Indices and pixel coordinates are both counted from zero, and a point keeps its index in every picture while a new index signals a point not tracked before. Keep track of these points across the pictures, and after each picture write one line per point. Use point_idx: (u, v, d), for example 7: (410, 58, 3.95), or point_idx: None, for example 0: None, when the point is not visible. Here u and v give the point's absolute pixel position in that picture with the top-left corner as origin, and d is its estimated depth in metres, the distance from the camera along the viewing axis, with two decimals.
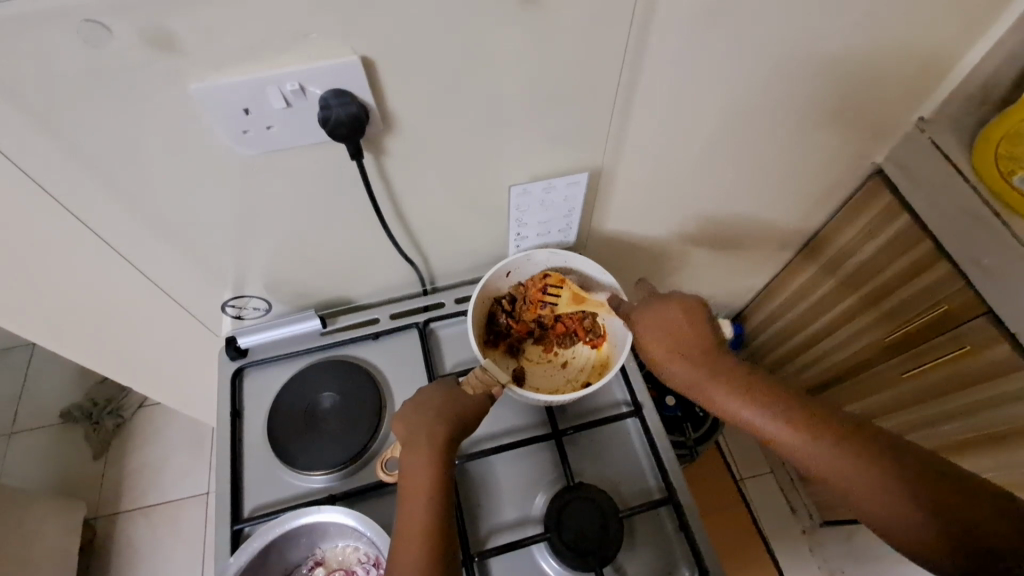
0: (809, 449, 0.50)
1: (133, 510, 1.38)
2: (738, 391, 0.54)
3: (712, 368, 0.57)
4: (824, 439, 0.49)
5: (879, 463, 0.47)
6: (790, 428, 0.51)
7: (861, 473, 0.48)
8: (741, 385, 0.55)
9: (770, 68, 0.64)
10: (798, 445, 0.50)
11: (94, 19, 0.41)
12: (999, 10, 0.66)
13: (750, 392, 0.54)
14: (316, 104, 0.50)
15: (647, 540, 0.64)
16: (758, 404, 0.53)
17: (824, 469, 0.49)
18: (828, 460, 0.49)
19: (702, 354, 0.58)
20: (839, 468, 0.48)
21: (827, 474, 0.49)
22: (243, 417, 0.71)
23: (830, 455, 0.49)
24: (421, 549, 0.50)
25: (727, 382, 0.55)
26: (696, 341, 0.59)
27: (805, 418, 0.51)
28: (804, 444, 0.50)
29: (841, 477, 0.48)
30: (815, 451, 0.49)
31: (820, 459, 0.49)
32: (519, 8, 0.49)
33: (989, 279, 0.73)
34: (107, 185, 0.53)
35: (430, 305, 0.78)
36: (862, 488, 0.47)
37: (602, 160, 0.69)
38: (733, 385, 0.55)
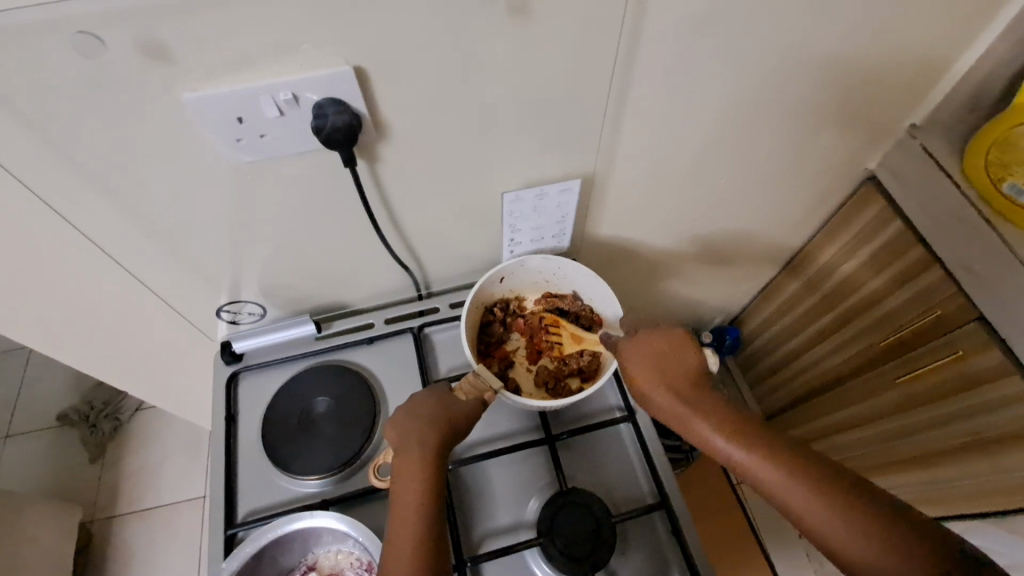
0: (792, 495, 0.47)
1: (129, 514, 1.38)
2: (723, 427, 0.52)
3: (696, 401, 0.54)
4: (807, 483, 0.47)
5: (861, 510, 0.45)
6: (772, 469, 0.48)
7: (844, 519, 0.45)
8: (725, 420, 0.52)
9: (760, 75, 0.64)
10: (781, 488, 0.48)
11: (87, 30, 0.42)
12: (988, 18, 0.67)
13: (735, 428, 0.51)
14: (309, 112, 0.51)
15: (640, 545, 0.65)
16: (742, 443, 0.50)
17: (807, 514, 0.46)
18: (811, 504, 0.46)
19: (686, 386, 0.56)
20: (822, 513, 0.45)
21: (809, 521, 0.46)
22: (237, 422, 0.71)
23: (812, 499, 0.46)
24: (411, 554, 0.50)
25: (713, 417, 0.53)
26: (681, 373, 0.57)
27: (787, 458, 0.49)
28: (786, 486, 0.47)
29: (822, 522, 0.45)
30: (797, 496, 0.47)
31: (802, 502, 0.46)
32: (509, 17, 0.49)
33: (980, 284, 0.73)
34: (101, 193, 0.54)
35: (425, 309, 0.78)
36: (842, 537, 0.44)
37: (595, 166, 0.70)
38: (717, 420, 0.52)
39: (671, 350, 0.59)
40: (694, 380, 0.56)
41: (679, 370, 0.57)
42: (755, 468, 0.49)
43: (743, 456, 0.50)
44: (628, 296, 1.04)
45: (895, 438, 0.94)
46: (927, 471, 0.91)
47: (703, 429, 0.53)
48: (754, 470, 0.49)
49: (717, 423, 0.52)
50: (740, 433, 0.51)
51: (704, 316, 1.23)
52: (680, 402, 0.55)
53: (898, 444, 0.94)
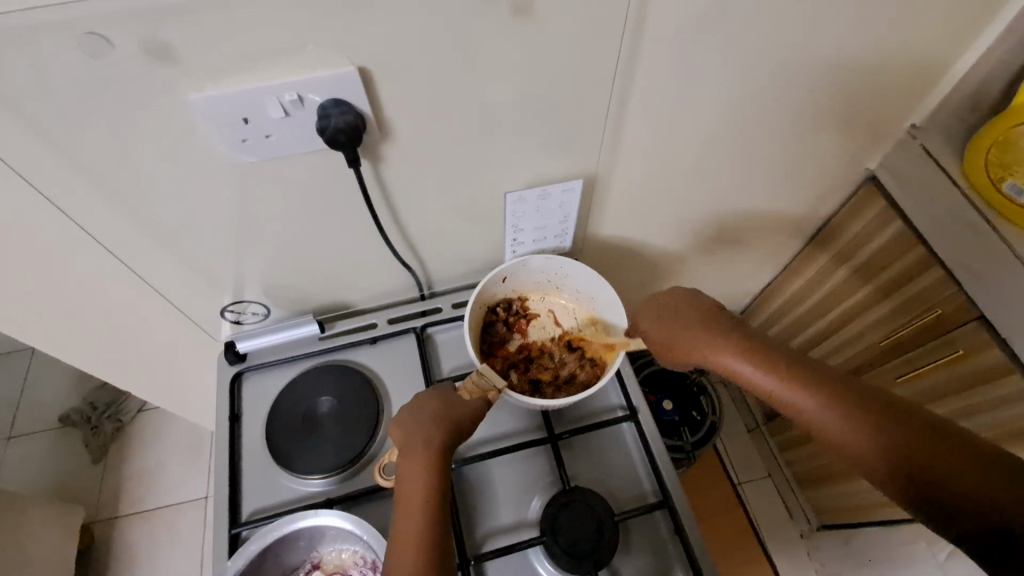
0: (796, 399, 0.51)
1: (131, 514, 1.38)
2: (733, 348, 0.56)
3: (709, 327, 0.59)
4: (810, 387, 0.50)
5: (861, 407, 0.48)
6: (776, 379, 0.52)
7: (844, 415, 0.48)
8: (735, 343, 0.56)
9: (761, 75, 0.65)
10: (786, 394, 0.52)
11: (95, 31, 0.42)
12: (988, 19, 0.67)
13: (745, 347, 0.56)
14: (314, 113, 0.51)
15: (642, 544, 0.65)
16: (751, 360, 0.55)
17: (810, 415, 0.50)
18: (814, 405, 0.50)
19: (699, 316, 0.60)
20: (827, 413, 0.49)
21: (812, 419, 0.50)
22: (241, 421, 0.71)
23: (815, 401, 0.50)
24: (415, 552, 0.50)
25: (724, 339, 0.57)
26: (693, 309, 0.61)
27: (800, 378, 0.52)
28: (790, 392, 0.51)
29: (827, 420, 0.49)
30: (802, 399, 0.50)
31: (805, 405, 0.50)
32: (512, 19, 0.50)
33: (981, 284, 0.73)
34: (108, 193, 0.54)
35: (427, 310, 0.79)
36: (842, 432, 0.48)
37: (597, 166, 0.70)
38: (728, 341, 0.57)
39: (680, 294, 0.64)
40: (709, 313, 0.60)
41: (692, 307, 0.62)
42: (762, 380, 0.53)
43: (752, 372, 0.54)
44: (630, 297, 1.04)
45: None
46: None
47: (715, 351, 0.57)
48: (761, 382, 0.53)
49: (728, 346, 0.57)
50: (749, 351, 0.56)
51: None
52: (694, 331, 0.59)
53: None
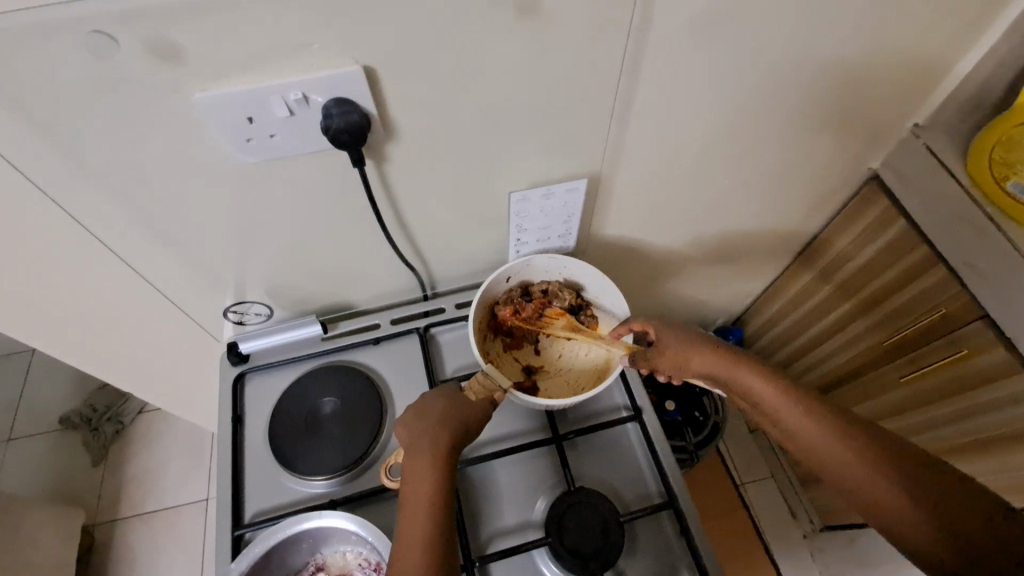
0: (824, 445, 0.52)
1: (131, 516, 1.37)
2: (761, 382, 0.57)
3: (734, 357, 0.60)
4: (837, 434, 0.52)
5: (886, 461, 0.49)
6: (804, 418, 0.53)
7: (871, 467, 0.50)
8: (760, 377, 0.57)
9: (766, 75, 0.65)
10: (812, 437, 0.52)
11: (100, 30, 0.42)
12: (992, 18, 0.67)
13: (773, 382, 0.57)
14: (319, 112, 0.51)
15: (647, 545, 0.64)
16: (779, 397, 0.55)
17: (835, 462, 0.51)
18: (841, 453, 0.51)
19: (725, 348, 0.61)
20: (855, 464, 0.50)
21: (830, 457, 0.51)
22: (244, 423, 0.71)
23: (843, 449, 0.51)
24: (421, 554, 0.50)
25: (752, 372, 0.58)
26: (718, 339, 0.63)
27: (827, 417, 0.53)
28: (820, 436, 0.52)
29: (851, 469, 0.50)
30: (830, 446, 0.51)
31: (833, 451, 0.51)
32: (518, 18, 0.49)
33: (985, 283, 0.73)
34: (111, 193, 0.54)
35: (430, 310, 0.78)
36: (870, 482, 0.49)
37: (601, 166, 0.70)
38: (752, 374, 0.58)
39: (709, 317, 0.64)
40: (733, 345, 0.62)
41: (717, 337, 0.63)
42: (790, 418, 0.54)
43: (779, 407, 0.55)
44: (633, 297, 1.04)
45: (901, 438, 0.94)
46: None
47: (743, 381, 0.58)
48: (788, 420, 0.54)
49: (756, 379, 0.57)
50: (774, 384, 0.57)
51: (708, 317, 1.23)
52: (722, 362, 0.60)
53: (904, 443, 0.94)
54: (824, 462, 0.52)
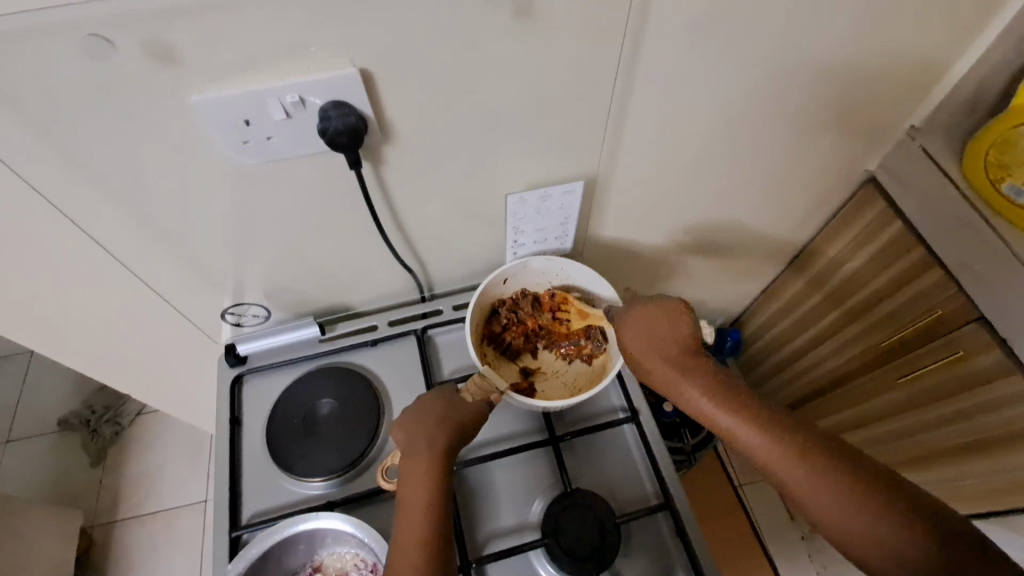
0: (787, 468, 0.48)
1: (130, 518, 1.37)
2: (717, 399, 0.53)
3: (688, 371, 0.55)
4: (797, 454, 0.48)
5: (852, 483, 0.46)
6: (764, 438, 0.49)
7: (838, 492, 0.46)
8: (716, 390, 0.53)
9: (762, 77, 0.65)
10: (772, 457, 0.49)
11: (98, 34, 0.42)
12: (987, 19, 0.68)
13: (727, 399, 0.52)
14: (316, 115, 0.51)
15: (643, 546, 0.65)
16: (737, 415, 0.51)
17: (799, 486, 0.48)
18: (806, 476, 0.47)
19: (683, 358, 0.56)
20: (820, 488, 0.47)
21: (795, 482, 0.48)
22: (241, 425, 0.71)
23: (805, 472, 0.47)
24: (418, 554, 0.50)
25: (710, 391, 0.53)
26: (676, 345, 0.57)
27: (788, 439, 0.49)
28: (780, 459, 0.49)
29: (814, 494, 0.47)
30: (790, 467, 0.48)
31: (794, 475, 0.48)
32: (514, 21, 0.50)
33: (981, 284, 0.74)
34: (109, 195, 0.54)
35: (428, 311, 0.79)
36: (833, 506, 0.46)
37: (598, 168, 0.70)
38: (709, 389, 0.53)
39: (667, 320, 0.59)
40: (691, 353, 0.57)
41: (675, 343, 0.58)
42: (749, 439, 0.50)
43: (737, 427, 0.51)
44: (630, 298, 1.04)
45: (898, 439, 0.94)
46: (929, 471, 0.91)
47: (698, 400, 0.53)
48: (745, 440, 0.50)
49: (712, 396, 0.53)
50: (727, 399, 0.52)
51: (706, 318, 1.23)
52: (677, 373, 0.55)
53: (902, 444, 0.94)
54: (786, 484, 0.48)
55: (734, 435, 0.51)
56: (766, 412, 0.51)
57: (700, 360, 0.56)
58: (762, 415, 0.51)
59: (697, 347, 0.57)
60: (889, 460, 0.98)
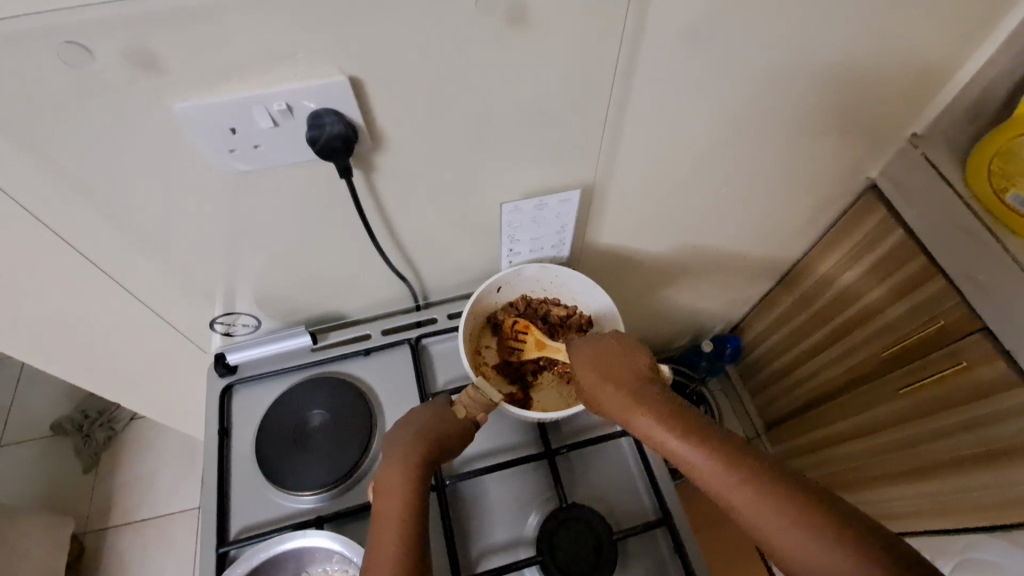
0: (735, 490, 0.46)
1: (122, 525, 1.36)
2: (668, 424, 0.51)
3: (639, 396, 0.55)
4: (747, 478, 0.46)
5: (804, 510, 0.43)
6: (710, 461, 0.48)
7: (788, 518, 0.43)
8: (666, 413, 0.52)
9: (761, 82, 0.64)
10: (719, 484, 0.47)
11: (76, 41, 0.41)
12: (993, 25, 0.66)
13: (678, 421, 0.51)
14: (305, 122, 0.50)
15: (640, 562, 0.63)
16: (685, 440, 0.50)
17: (749, 510, 0.45)
18: (752, 499, 0.45)
19: (635, 384, 0.56)
20: (774, 518, 0.43)
21: (743, 506, 0.45)
22: (231, 436, 0.70)
23: (754, 497, 0.45)
24: (391, 560, 0.49)
25: (656, 413, 0.53)
26: (630, 374, 0.58)
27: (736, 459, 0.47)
28: (729, 483, 0.46)
29: (771, 527, 0.44)
30: (741, 491, 0.45)
31: (742, 500, 0.45)
32: (509, 27, 0.49)
33: (985, 295, 0.73)
34: (91, 205, 0.53)
35: (422, 320, 0.77)
36: (786, 536, 0.43)
37: (595, 176, 0.69)
38: (658, 412, 0.53)
39: (622, 350, 0.60)
40: (645, 381, 0.57)
41: (629, 371, 0.58)
42: (696, 463, 0.48)
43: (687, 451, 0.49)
44: (629, 306, 1.03)
45: (898, 450, 0.92)
46: (927, 484, 0.89)
47: (645, 423, 0.53)
48: (695, 465, 0.48)
49: (660, 418, 0.52)
50: (675, 422, 0.51)
51: (705, 325, 1.22)
52: (622, 391, 0.56)
53: (902, 456, 0.92)
54: (737, 512, 0.46)
55: (690, 463, 0.49)
56: (717, 436, 0.49)
57: (652, 386, 0.56)
58: (710, 436, 0.49)
59: (652, 375, 0.57)
60: (886, 472, 0.96)
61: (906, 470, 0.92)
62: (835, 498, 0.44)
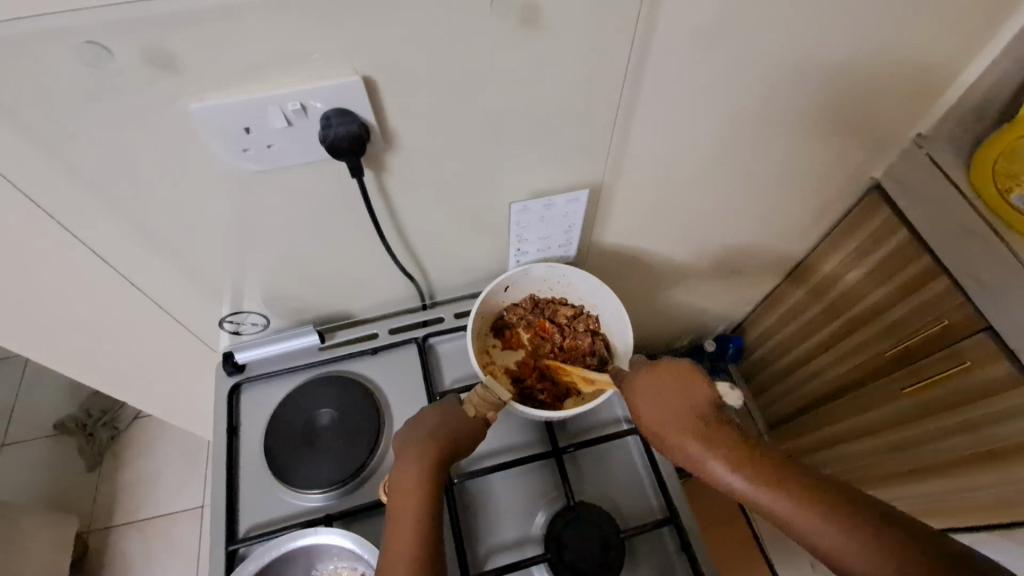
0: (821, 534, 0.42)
1: (126, 524, 1.36)
2: (745, 468, 0.46)
3: (709, 440, 0.49)
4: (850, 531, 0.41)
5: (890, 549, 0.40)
6: (800, 510, 0.43)
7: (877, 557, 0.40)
8: (749, 462, 0.46)
9: (768, 84, 0.64)
10: (804, 526, 0.43)
11: (95, 41, 0.41)
12: (998, 27, 0.67)
13: (753, 462, 0.46)
14: (317, 122, 0.50)
15: (647, 559, 0.64)
16: (777, 492, 0.44)
17: (838, 551, 0.41)
18: (838, 543, 0.41)
19: (703, 423, 0.50)
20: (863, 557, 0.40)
21: (832, 552, 0.42)
22: (239, 434, 0.70)
23: (852, 545, 0.41)
24: (409, 553, 0.49)
25: (730, 454, 0.47)
26: (695, 413, 0.51)
27: (819, 498, 0.43)
28: (833, 536, 0.42)
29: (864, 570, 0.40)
30: (835, 539, 0.42)
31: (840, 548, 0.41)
32: (521, 28, 0.49)
33: (990, 294, 0.73)
34: (104, 203, 0.53)
35: (429, 319, 0.78)
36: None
37: (602, 176, 0.69)
38: (732, 453, 0.47)
39: (680, 382, 0.54)
40: (714, 419, 0.50)
41: (694, 406, 0.52)
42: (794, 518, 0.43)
43: (783, 507, 0.44)
44: (633, 305, 1.03)
45: (901, 449, 0.93)
46: (930, 483, 0.89)
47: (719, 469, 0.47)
48: (782, 512, 0.44)
49: (741, 465, 0.46)
50: (751, 464, 0.46)
51: (708, 325, 1.22)
52: (690, 433, 0.50)
53: (905, 455, 0.92)
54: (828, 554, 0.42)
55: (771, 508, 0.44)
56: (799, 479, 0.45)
57: (722, 424, 0.50)
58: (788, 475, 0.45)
59: (717, 408, 0.51)
60: (889, 471, 0.96)
61: (910, 469, 0.92)
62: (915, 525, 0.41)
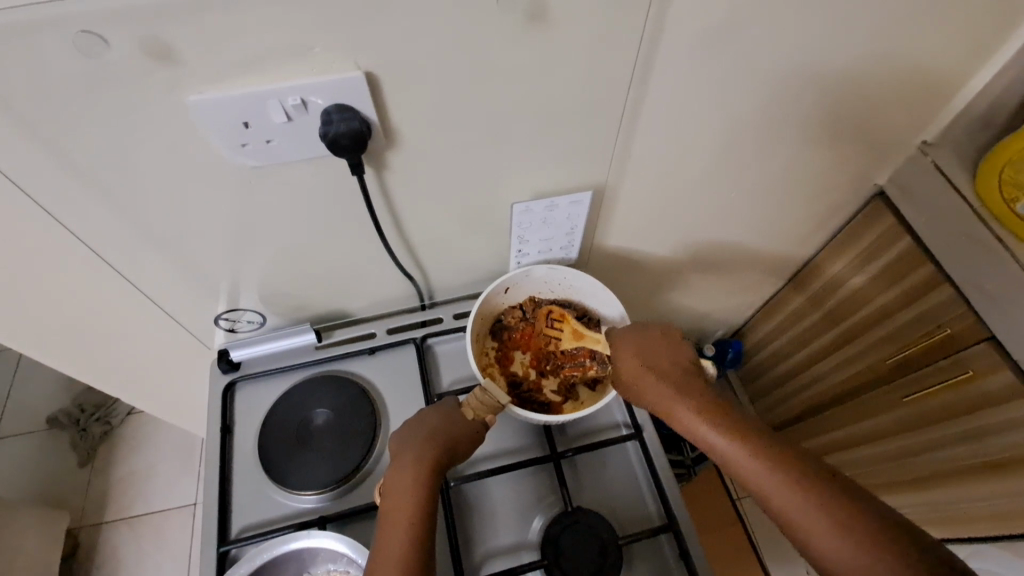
0: (744, 462, 0.49)
1: (117, 520, 1.34)
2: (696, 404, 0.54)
3: (680, 386, 0.57)
4: (779, 468, 0.47)
5: (801, 480, 0.46)
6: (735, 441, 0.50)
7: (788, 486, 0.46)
8: (707, 406, 0.54)
9: (775, 87, 0.63)
10: (734, 457, 0.50)
11: (91, 30, 0.40)
12: (1008, 34, 0.66)
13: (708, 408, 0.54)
14: (318, 117, 0.49)
15: (645, 567, 0.63)
16: (718, 427, 0.52)
17: (756, 478, 0.48)
18: (756, 468, 0.48)
19: (673, 373, 0.59)
20: (772, 484, 0.47)
21: (750, 477, 0.48)
22: (233, 433, 0.69)
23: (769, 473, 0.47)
24: (402, 557, 0.49)
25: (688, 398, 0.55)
26: (672, 367, 0.59)
27: (752, 437, 0.50)
28: (754, 466, 0.48)
29: (774, 494, 0.47)
30: (755, 467, 0.48)
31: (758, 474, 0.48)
32: (526, 26, 0.48)
33: (993, 304, 0.73)
34: (100, 197, 0.52)
35: (428, 319, 0.77)
36: (791, 503, 0.46)
37: (606, 178, 0.68)
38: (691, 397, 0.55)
39: (665, 342, 0.62)
40: (685, 371, 0.59)
41: (672, 362, 0.60)
42: (744, 461, 0.49)
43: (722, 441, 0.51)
44: (633, 309, 1.02)
45: (900, 458, 0.92)
46: (931, 492, 0.89)
47: (677, 403, 0.55)
48: (717, 442, 0.51)
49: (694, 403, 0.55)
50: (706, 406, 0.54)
51: (708, 329, 1.22)
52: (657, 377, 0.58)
53: (904, 464, 0.92)
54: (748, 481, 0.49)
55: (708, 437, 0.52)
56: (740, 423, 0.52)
57: (693, 380, 0.58)
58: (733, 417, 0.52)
59: (692, 368, 0.59)
60: (890, 480, 0.95)
61: (910, 477, 0.91)
62: (832, 470, 0.47)
